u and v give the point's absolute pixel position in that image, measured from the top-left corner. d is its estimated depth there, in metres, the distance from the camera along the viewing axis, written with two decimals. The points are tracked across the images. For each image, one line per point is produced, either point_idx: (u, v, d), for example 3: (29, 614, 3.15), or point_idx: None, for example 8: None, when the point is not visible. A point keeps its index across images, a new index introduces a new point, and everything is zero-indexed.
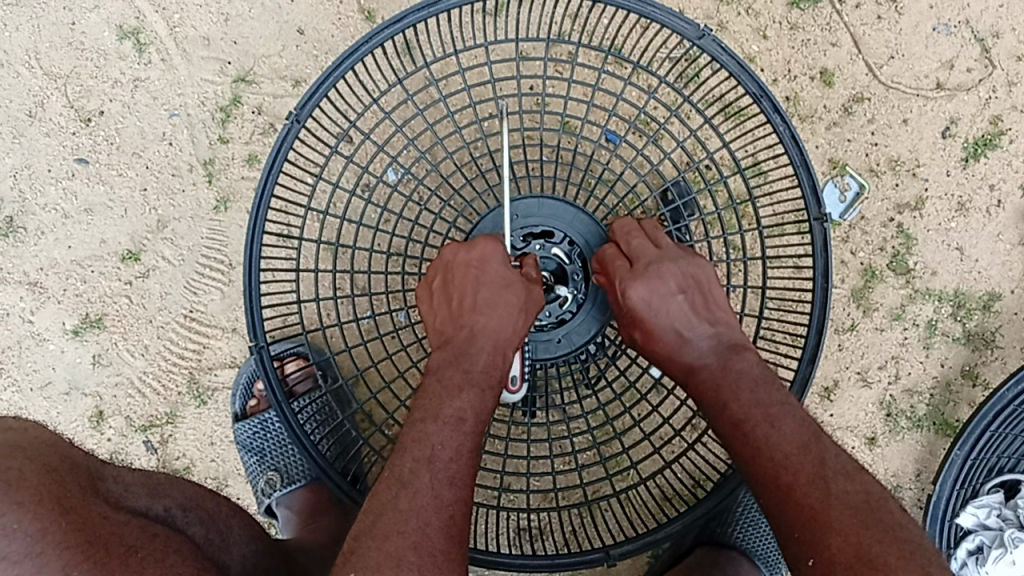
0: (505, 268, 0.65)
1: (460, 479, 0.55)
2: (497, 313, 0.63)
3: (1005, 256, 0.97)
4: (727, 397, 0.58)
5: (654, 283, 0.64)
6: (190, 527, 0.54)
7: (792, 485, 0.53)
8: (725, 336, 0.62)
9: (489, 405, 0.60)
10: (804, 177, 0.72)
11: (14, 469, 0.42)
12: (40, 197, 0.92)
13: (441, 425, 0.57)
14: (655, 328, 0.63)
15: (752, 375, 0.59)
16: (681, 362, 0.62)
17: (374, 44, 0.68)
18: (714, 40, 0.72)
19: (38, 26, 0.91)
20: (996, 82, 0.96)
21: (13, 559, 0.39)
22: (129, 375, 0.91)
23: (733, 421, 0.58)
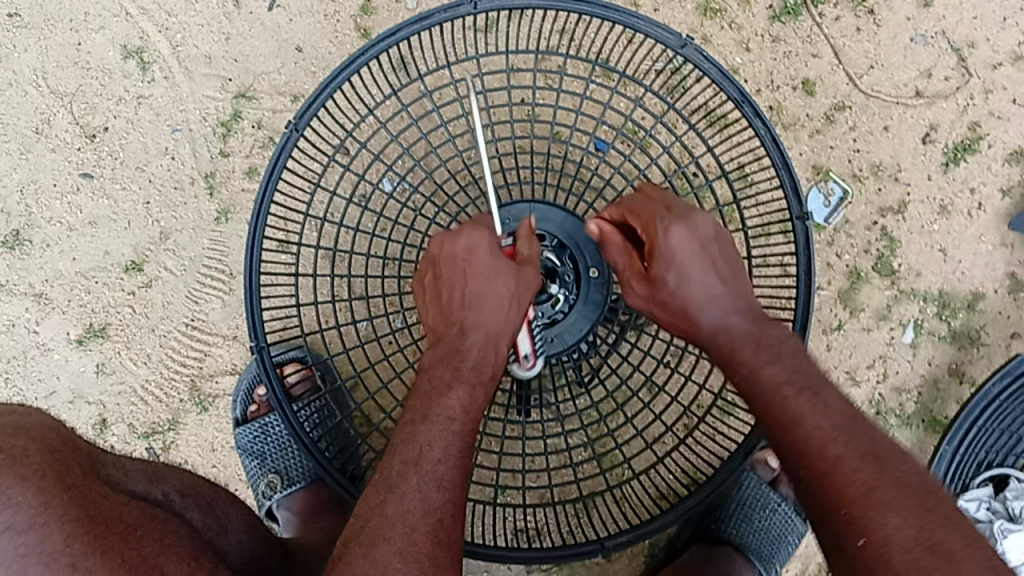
0: (492, 255, 0.66)
1: (447, 481, 0.57)
2: (488, 305, 0.64)
3: (988, 257, 0.99)
4: (769, 360, 0.58)
5: (694, 229, 0.63)
6: (188, 512, 0.55)
7: (842, 459, 0.53)
8: (754, 301, 0.62)
9: (481, 399, 0.61)
10: (786, 178, 0.75)
11: (18, 446, 0.44)
12: (46, 211, 0.94)
13: (433, 428, 0.59)
14: (690, 276, 0.62)
15: (787, 342, 0.60)
16: (716, 316, 0.61)
17: (368, 59, 0.71)
18: (696, 49, 0.75)
19: (46, 47, 0.94)
20: (973, 90, 0.99)
21: (17, 529, 0.41)
22: (132, 383, 0.93)
23: (770, 384, 0.57)
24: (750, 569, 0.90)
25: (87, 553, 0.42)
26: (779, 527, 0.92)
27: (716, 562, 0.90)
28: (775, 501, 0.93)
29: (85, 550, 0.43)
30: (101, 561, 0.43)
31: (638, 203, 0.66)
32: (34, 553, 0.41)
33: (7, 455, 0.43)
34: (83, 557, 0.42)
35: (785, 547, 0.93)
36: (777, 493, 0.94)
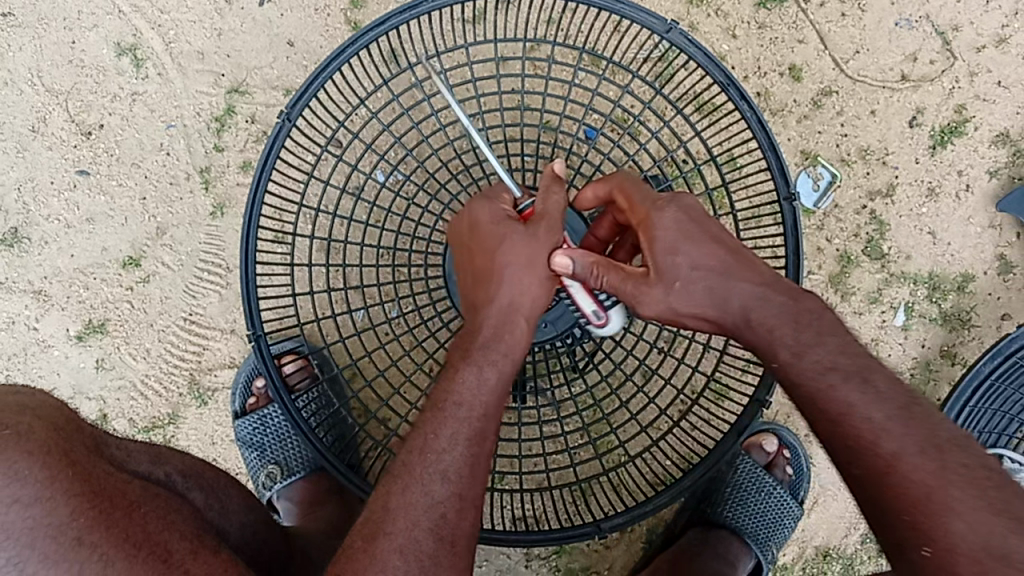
0: (513, 226, 0.65)
1: (451, 471, 0.57)
2: (511, 281, 0.64)
3: (976, 238, 1.00)
4: (810, 342, 0.56)
5: (682, 207, 0.61)
6: (191, 492, 0.58)
7: (898, 455, 0.51)
8: (776, 274, 0.61)
9: (491, 380, 0.61)
10: (772, 159, 0.76)
11: (24, 424, 0.47)
12: (43, 208, 0.95)
13: (442, 417, 0.59)
14: (695, 255, 0.60)
15: (825, 318, 0.57)
16: (740, 294, 0.59)
17: (358, 47, 0.72)
18: (681, 33, 0.76)
19: (40, 46, 0.95)
20: (958, 73, 1.00)
21: (24, 502, 0.45)
22: (131, 378, 0.94)
23: (812, 369, 0.55)
24: (745, 551, 0.91)
25: (92, 527, 0.46)
26: (775, 509, 0.93)
27: (713, 545, 0.90)
28: (770, 484, 0.94)
29: (91, 523, 0.46)
30: (106, 534, 0.46)
31: (618, 191, 0.64)
32: (41, 526, 0.44)
33: (13, 432, 0.46)
34: (88, 531, 0.46)
35: (782, 529, 0.93)
36: (772, 476, 0.94)
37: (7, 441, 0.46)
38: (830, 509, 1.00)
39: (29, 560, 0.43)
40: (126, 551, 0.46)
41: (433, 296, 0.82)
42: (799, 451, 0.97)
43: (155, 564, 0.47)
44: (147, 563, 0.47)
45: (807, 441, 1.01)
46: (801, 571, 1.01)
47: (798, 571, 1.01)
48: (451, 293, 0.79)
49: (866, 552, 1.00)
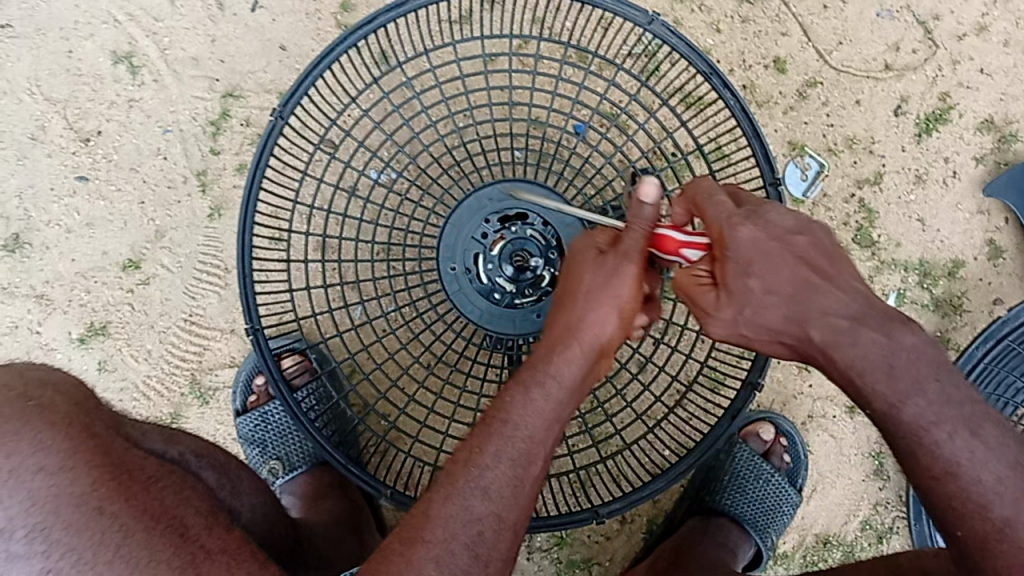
0: (593, 255, 0.64)
1: (492, 490, 0.55)
2: (583, 303, 0.62)
3: (965, 225, 1.02)
4: (909, 391, 0.52)
5: (766, 230, 0.58)
6: (203, 471, 0.65)
7: (1010, 519, 0.51)
8: (868, 298, 0.56)
9: (540, 402, 0.59)
10: (757, 146, 0.76)
11: (47, 398, 0.52)
12: (44, 214, 0.97)
13: (490, 430, 0.58)
14: (773, 277, 0.57)
15: (923, 352, 0.53)
16: (828, 325, 0.55)
17: (348, 45, 0.74)
18: (663, 24, 0.77)
19: (38, 56, 0.97)
20: (941, 61, 1.02)
21: (49, 470, 0.49)
22: (134, 379, 0.97)
23: (913, 425, 0.52)
24: (744, 538, 0.93)
25: (112, 498, 0.50)
26: (773, 496, 0.95)
27: (713, 533, 0.92)
28: (767, 471, 0.95)
29: (111, 494, 0.50)
30: (125, 505, 0.50)
31: (697, 199, 0.62)
32: (65, 494, 0.49)
33: (38, 405, 0.51)
34: (109, 501, 0.50)
35: (780, 516, 0.95)
36: (770, 464, 0.96)
37: (34, 413, 0.51)
38: (829, 496, 1.01)
39: (54, 526, 0.48)
40: (145, 523, 0.50)
41: (427, 288, 0.83)
42: (796, 439, 0.97)
43: (173, 537, 0.51)
44: (165, 535, 0.51)
45: (805, 429, 1.01)
46: (802, 560, 1.02)
47: (798, 559, 1.02)
48: (446, 285, 0.81)
49: (865, 539, 1.01)
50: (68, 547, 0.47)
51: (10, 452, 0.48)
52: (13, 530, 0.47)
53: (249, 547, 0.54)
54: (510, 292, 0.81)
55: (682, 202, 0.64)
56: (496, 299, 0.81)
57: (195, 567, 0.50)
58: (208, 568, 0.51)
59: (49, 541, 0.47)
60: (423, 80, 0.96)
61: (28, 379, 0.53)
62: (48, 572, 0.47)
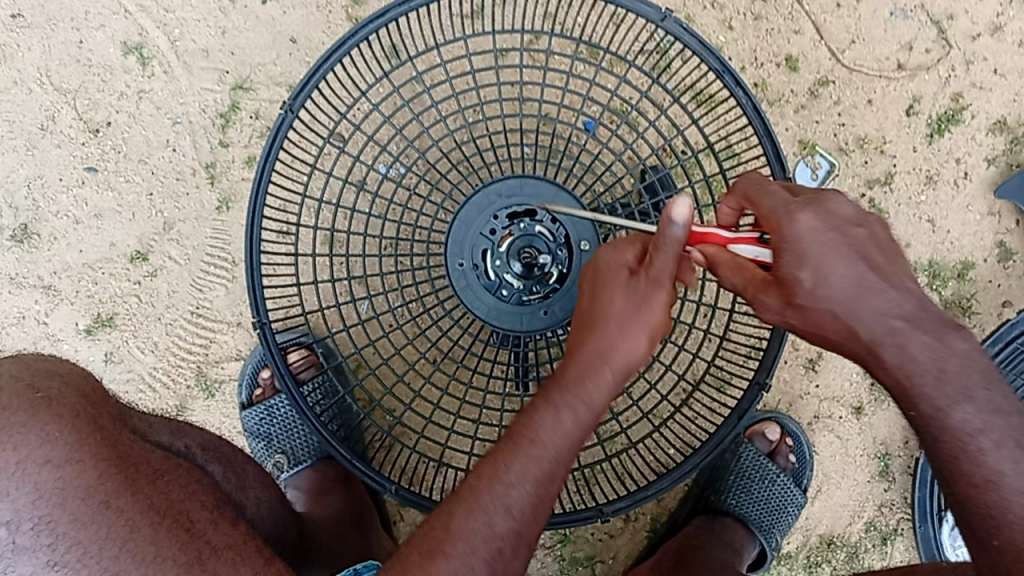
0: (630, 268, 0.60)
1: (515, 507, 0.54)
2: (615, 326, 0.59)
3: (976, 226, 1.01)
4: (957, 397, 0.52)
5: (827, 223, 0.55)
6: (209, 465, 0.64)
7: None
8: (923, 301, 0.55)
9: (569, 422, 0.57)
10: (768, 145, 0.75)
11: (55, 390, 0.52)
12: (53, 205, 0.98)
13: (517, 449, 0.56)
14: (831, 270, 0.54)
15: (974, 359, 0.53)
16: (882, 326, 0.53)
17: (359, 39, 0.73)
18: (676, 21, 0.76)
19: (48, 46, 0.97)
20: (955, 61, 1.01)
21: (56, 462, 0.49)
22: (141, 371, 0.97)
23: (959, 431, 0.51)
24: (749, 538, 0.93)
25: (118, 492, 0.50)
26: (778, 497, 0.95)
27: (718, 533, 0.91)
28: (773, 471, 0.95)
29: (117, 488, 0.50)
30: (131, 500, 0.50)
31: (754, 189, 0.59)
32: (71, 487, 0.48)
33: (46, 397, 0.51)
34: (115, 496, 0.50)
35: (784, 516, 0.95)
36: (775, 464, 0.96)
37: (42, 404, 0.50)
38: (834, 497, 1.01)
39: (61, 519, 0.48)
40: (151, 518, 0.50)
41: (434, 283, 0.83)
42: (802, 438, 0.97)
43: (179, 532, 0.51)
44: (171, 530, 0.51)
45: (811, 429, 1.01)
46: (805, 560, 1.02)
47: (802, 559, 1.02)
48: (453, 281, 0.81)
49: (869, 541, 1.01)
50: (75, 540, 0.48)
51: (17, 443, 0.48)
52: (19, 522, 0.47)
53: (254, 543, 0.54)
54: (517, 289, 0.80)
55: (733, 196, 0.61)
56: (503, 295, 0.80)
57: (201, 563, 0.51)
58: (214, 564, 0.51)
59: (56, 534, 0.47)
60: (433, 75, 0.95)
61: (35, 370, 0.53)
62: (54, 565, 0.47)
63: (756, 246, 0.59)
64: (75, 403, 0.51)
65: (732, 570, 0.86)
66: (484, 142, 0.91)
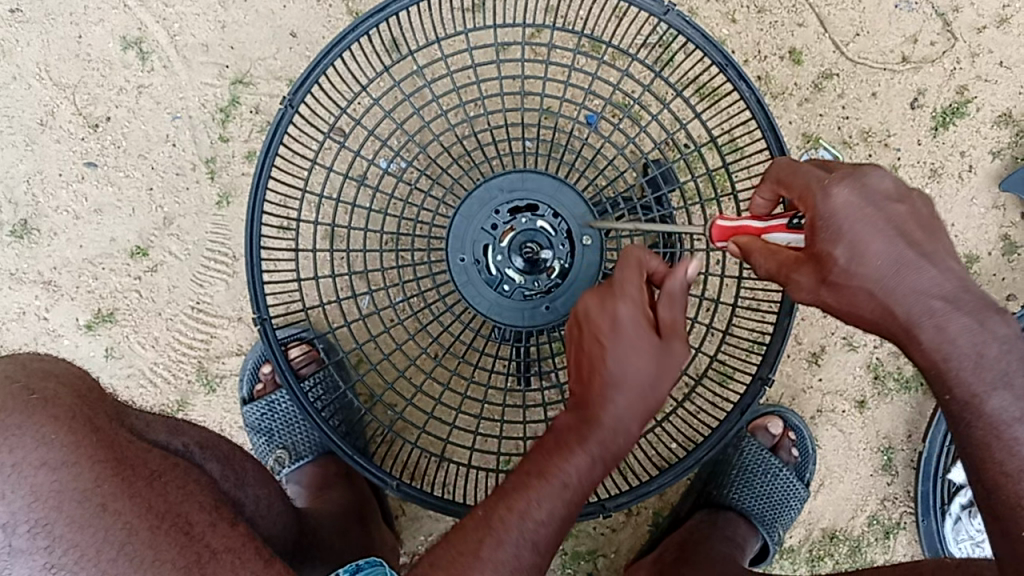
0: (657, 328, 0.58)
1: (542, 544, 0.54)
2: (626, 384, 0.57)
3: (980, 220, 1.00)
4: (994, 384, 0.54)
5: (863, 197, 0.54)
6: (207, 463, 0.65)
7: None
8: (965, 278, 0.54)
9: (597, 475, 0.56)
10: (771, 139, 0.75)
11: (50, 391, 0.52)
12: (52, 200, 0.97)
13: (547, 493, 0.55)
14: (868, 248, 0.53)
15: (1016, 345, 0.53)
16: (921, 308, 0.53)
17: (359, 34, 0.72)
18: (678, 15, 0.75)
19: (48, 41, 0.97)
20: (959, 54, 1.00)
21: (51, 465, 0.49)
22: (141, 366, 0.97)
23: (994, 418, 0.54)
24: (752, 532, 0.93)
25: (115, 495, 0.50)
26: (780, 491, 0.95)
27: (721, 527, 0.91)
28: (776, 465, 0.95)
29: (114, 490, 0.50)
30: (128, 503, 0.50)
31: (784, 172, 0.58)
32: (69, 490, 0.49)
33: (41, 398, 0.51)
34: (112, 498, 0.50)
35: (788, 511, 0.95)
36: (778, 458, 0.96)
37: (37, 407, 0.51)
38: (837, 491, 1.00)
39: (57, 522, 0.48)
40: (149, 522, 0.50)
41: (435, 279, 0.83)
42: (805, 432, 0.97)
43: (178, 536, 0.51)
44: (170, 534, 0.50)
45: (813, 423, 1.00)
46: (807, 554, 1.01)
47: (804, 553, 1.01)
48: (455, 276, 0.80)
49: (872, 534, 1.00)
50: (72, 543, 0.48)
51: (13, 446, 0.49)
52: (16, 525, 0.48)
53: (255, 545, 0.53)
54: (519, 284, 0.80)
55: (769, 178, 0.59)
56: (505, 291, 0.80)
57: (199, 567, 0.50)
58: (213, 568, 0.50)
59: (52, 536, 0.48)
60: (434, 69, 0.95)
61: (31, 371, 0.53)
62: (51, 567, 0.47)
63: (787, 232, 0.59)
64: (70, 404, 0.52)
65: (734, 564, 0.85)
66: (485, 136, 0.90)
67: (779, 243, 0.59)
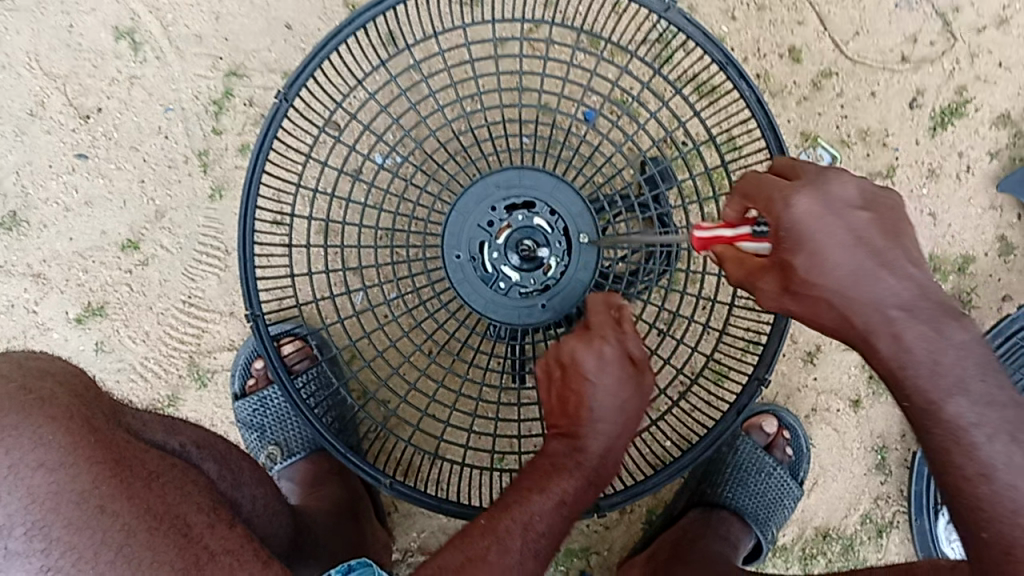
0: (632, 369, 0.66)
1: (543, 553, 0.61)
2: (608, 414, 0.66)
3: (977, 221, 1.00)
4: (952, 389, 0.51)
5: (827, 206, 0.53)
6: (205, 463, 0.64)
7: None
8: (926, 285, 0.53)
9: (589, 496, 0.64)
10: (771, 138, 0.74)
11: (47, 391, 0.52)
12: (42, 192, 0.96)
13: (549, 511, 0.62)
14: (827, 259, 0.52)
15: (973, 350, 0.52)
16: (880, 318, 0.52)
17: (356, 26, 0.71)
18: (679, 12, 0.74)
19: (38, 29, 0.96)
20: (959, 54, 1.00)
21: (49, 466, 0.48)
22: (132, 361, 0.96)
23: (953, 423, 0.51)
24: (746, 530, 0.92)
25: (113, 496, 0.49)
26: (774, 490, 0.94)
27: (715, 526, 0.91)
28: (770, 464, 0.95)
29: (112, 492, 0.49)
30: (127, 504, 0.50)
31: (749, 185, 0.56)
32: (66, 492, 0.48)
33: (38, 399, 0.51)
34: (110, 500, 0.49)
35: (782, 510, 0.95)
36: (772, 457, 0.95)
37: (34, 407, 0.50)
38: (830, 490, 1.00)
39: (54, 524, 0.47)
40: (147, 523, 0.50)
41: (430, 276, 0.82)
42: (799, 432, 0.97)
43: (177, 538, 0.50)
44: (169, 536, 0.50)
45: (808, 423, 1.00)
46: (800, 553, 1.01)
47: (797, 552, 1.01)
48: (451, 273, 0.79)
49: (865, 532, 1.00)
50: (69, 545, 0.47)
51: (9, 447, 0.47)
52: (11, 528, 0.46)
53: (252, 546, 0.53)
54: (515, 281, 0.79)
55: (736, 186, 0.58)
56: (500, 288, 0.79)
57: (198, 568, 0.50)
58: (211, 569, 0.50)
59: (49, 539, 0.46)
60: (430, 63, 0.95)
61: (28, 369, 0.53)
62: (48, 570, 0.46)
63: (751, 241, 0.56)
64: (69, 404, 0.51)
65: (729, 563, 0.85)
66: (481, 131, 0.90)
67: (750, 252, 0.56)
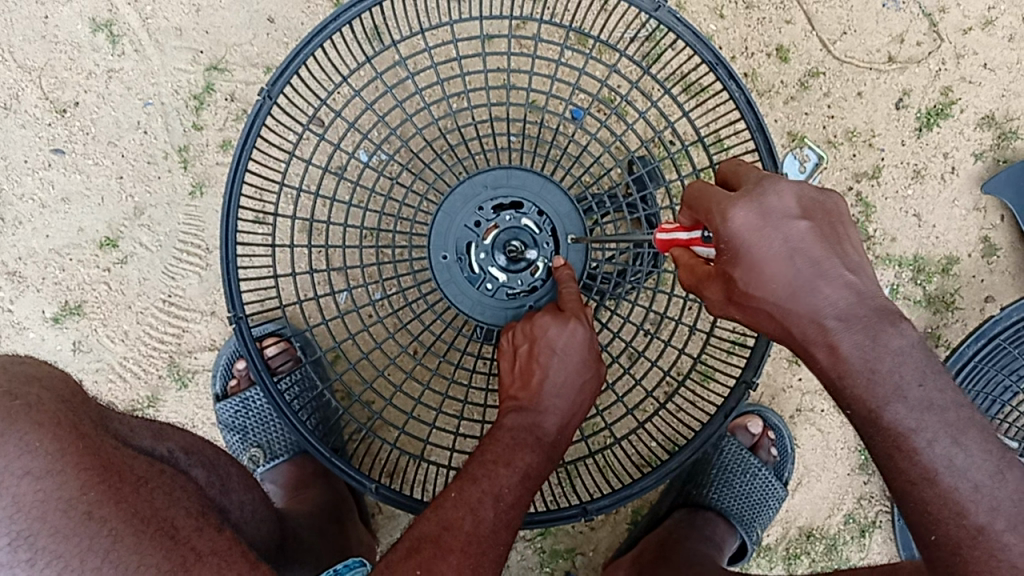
0: (592, 357, 0.69)
1: (512, 525, 0.60)
2: (564, 396, 0.68)
3: (961, 222, 1.01)
4: (888, 397, 0.51)
5: (767, 215, 0.53)
6: (193, 469, 0.62)
7: (984, 527, 0.49)
8: (863, 290, 0.53)
9: (546, 473, 0.65)
10: (760, 138, 0.72)
11: (34, 396, 0.50)
12: (16, 187, 0.94)
13: (516, 478, 0.62)
14: (764, 272, 0.52)
15: (910, 355, 0.52)
16: (819, 328, 0.52)
17: (340, 23, 0.70)
18: (669, 11, 0.72)
19: (11, 20, 0.93)
20: (945, 55, 1.00)
21: (36, 474, 0.47)
22: (110, 361, 0.94)
23: (894, 429, 0.51)
24: (731, 532, 0.92)
25: (101, 502, 0.48)
26: (759, 491, 0.95)
27: (700, 527, 0.91)
28: (756, 465, 0.95)
29: (101, 498, 0.48)
30: (115, 509, 0.48)
31: (693, 197, 0.57)
32: (52, 500, 0.47)
33: (24, 405, 0.49)
34: (99, 506, 0.48)
35: (766, 510, 0.95)
36: (757, 458, 0.96)
37: (20, 412, 0.48)
38: (814, 490, 1.01)
39: (40, 533, 0.46)
40: (135, 527, 0.48)
41: (415, 277, 0.80)
42: (783, 432, 0.98)
43: (164, 540, 0.49)
44: (156, 539, 0.49)
45: (793, 423, 1.00)
46: (784, 552, 1.01)
47: (781, 551, 1.01)
48: (437, 274, 0.78)
49: (848, 533, 1.01)
50: (55, 554, 0.45)
51: None
52: None
53: (241, 548, 0.52)
54: (502, 283, 0.78)
55: (686, 186, 0.58)
56: (487, 289, 0.78)
57: (185, 570, 0.48)
58: (199, 570, 0.49)
59: (34, 549, 0.45)
60: (416, 60, 0.94)
61: (14, 374, 0.51)
62: None
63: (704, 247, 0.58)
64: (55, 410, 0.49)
65: (711, 564, 0.85)
66: (468, 130, 0.89)
67: (701, 256, 0.59)
